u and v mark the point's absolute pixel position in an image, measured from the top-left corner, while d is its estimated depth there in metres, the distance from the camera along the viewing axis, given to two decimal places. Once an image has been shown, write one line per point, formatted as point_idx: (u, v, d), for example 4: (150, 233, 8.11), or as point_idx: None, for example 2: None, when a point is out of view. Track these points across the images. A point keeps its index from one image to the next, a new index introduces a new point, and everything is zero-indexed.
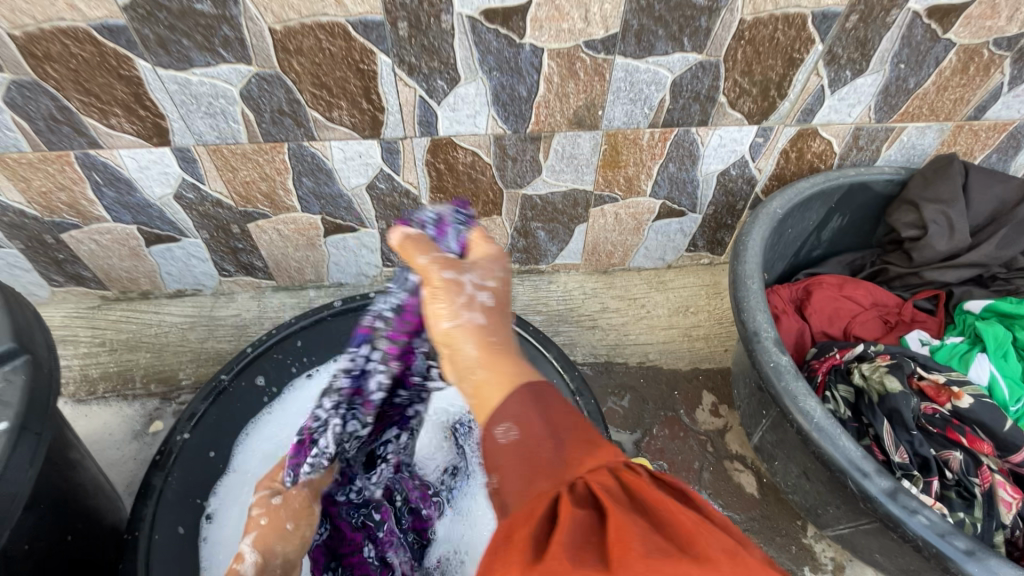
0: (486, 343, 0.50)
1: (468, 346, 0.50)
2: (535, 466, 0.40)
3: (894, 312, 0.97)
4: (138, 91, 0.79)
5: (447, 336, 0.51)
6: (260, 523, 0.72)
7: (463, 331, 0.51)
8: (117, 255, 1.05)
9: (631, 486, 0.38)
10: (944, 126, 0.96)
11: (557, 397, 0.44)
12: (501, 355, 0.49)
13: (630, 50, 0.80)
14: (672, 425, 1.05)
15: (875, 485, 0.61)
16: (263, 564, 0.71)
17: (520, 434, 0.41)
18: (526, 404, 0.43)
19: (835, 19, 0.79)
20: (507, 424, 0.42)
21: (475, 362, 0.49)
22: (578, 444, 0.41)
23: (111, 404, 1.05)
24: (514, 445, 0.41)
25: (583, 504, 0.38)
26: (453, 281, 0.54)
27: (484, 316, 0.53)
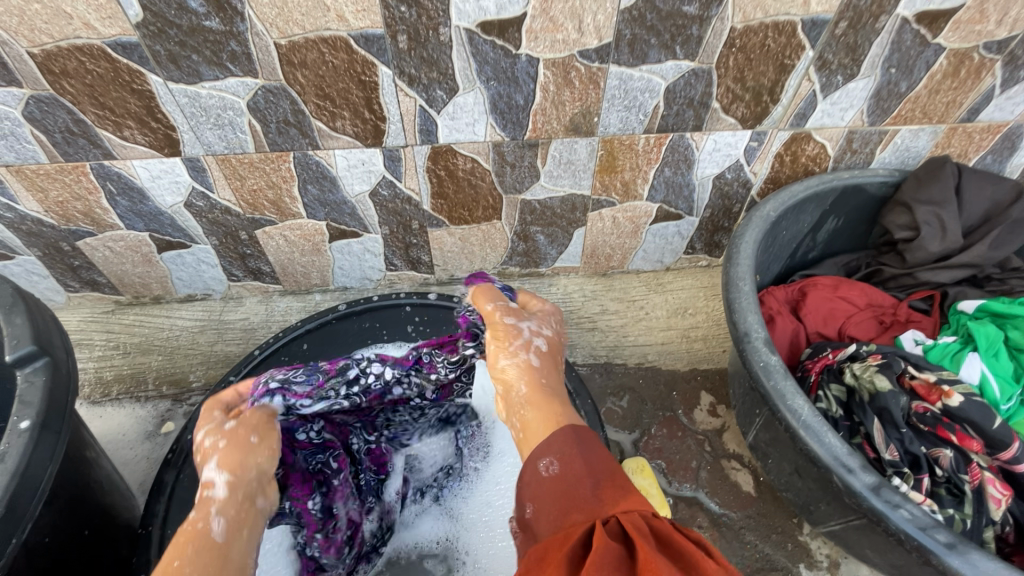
0: (537, 384, 0.58)
1: (521, 385, 0.59)
2: (569, 497, 0.46)
3: (889, 313, 0.98)
4: (150, 104, 0.82)
5: (502, 375, 0.60)
6: (219, 447, 0.62)
7: (517, 370, 0.59)
8: (130, 262, 1.09)
9: (659, 531, 0.41)
10: (937, 128, 0.97)
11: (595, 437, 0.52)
12: (551, 398, 0.57)
13: (623, 58, 0.82)
14: (670, 424, 1.07)
15: (859, 480, 0.63)
16: (235, 485, 0.61)
17: (562, 467, 0.48)
18: (569, 444, 0.50)
19: (825, 26, 0.81)
20: (550, 459, 0.49)
21: (524, 401, 0.57)
22: (612, 486, 0.46)
23: (123, 406, 1.08)
24: (555, 477, 0.48)
25: (613, 536, 0.41)
26: (513, 327, 0.62)
27: (540, 359, 0.61)
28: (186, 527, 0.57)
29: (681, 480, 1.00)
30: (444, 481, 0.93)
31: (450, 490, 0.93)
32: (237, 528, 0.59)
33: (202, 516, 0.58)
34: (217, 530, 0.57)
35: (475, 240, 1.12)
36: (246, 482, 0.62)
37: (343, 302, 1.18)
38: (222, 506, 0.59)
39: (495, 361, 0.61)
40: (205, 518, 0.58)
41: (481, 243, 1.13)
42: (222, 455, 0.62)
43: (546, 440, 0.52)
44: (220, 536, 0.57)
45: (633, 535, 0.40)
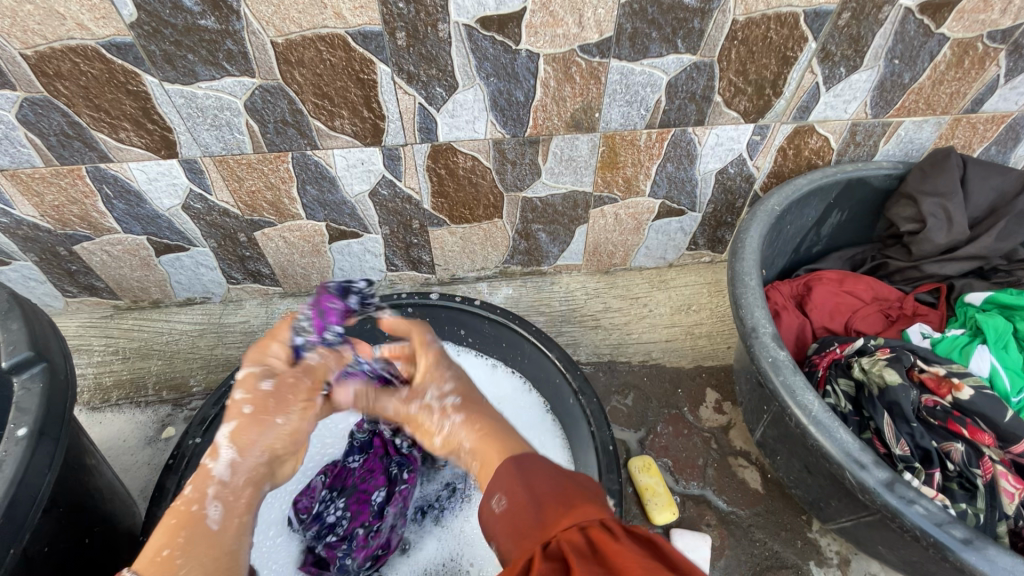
0: (477, 434, 0.66)
1: (467, 443, 0.67)
2: (520, 530, 0.47)
3: (895, 306, 0.97)
4: (146, 105, 0.81)
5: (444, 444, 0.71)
6: (242, 413, 0.65)
7: (455, 433, 0.70)
8: (128, 266, 1.08)
9: (596, 542, 0.42)
10: (941, 119, 0.96)
11: (540, 464, 0.55)
12: (490, 435, 0.65)
13: (624, 53, 0.82)
14: (676, 422, 1.06)
15: (872, 476, 0.61)
16: (240, 457, 0.64)
17: (508, 502, 0.51)
18: (513, 478, 0.53)
19: (828, 17, 0.80)
20: (499, 496, 0.52)
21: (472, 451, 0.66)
22: (554, 507, 0.47)
23: (124, 411, 1.07)
24: (504, 513, 0.50)
25: (551, 557, 0.42)
26: (420, 407, 0.76)
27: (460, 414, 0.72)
28: (182, 507, 0.58)
29: (688, 479, 0.99)
30: (446, 500, 0.94)
31: (450, 511, 0.93)
32: (234, 513, 0.60)
33: (200, 498, 0.59)
34: (213, 516, 0.58)
35: (476, 239, 1.11)
36: (252, 466, 0.64)
37: None
38: (219, 491, 0.60)
39: (434, 441, 0.73)
40: (201, 501, 0.58)
41: (482, 242, 1.12)
42: (239, 425, 0.65)
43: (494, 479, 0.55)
44: (217, 524, 0.58)
45: (569, 555, 0.41)
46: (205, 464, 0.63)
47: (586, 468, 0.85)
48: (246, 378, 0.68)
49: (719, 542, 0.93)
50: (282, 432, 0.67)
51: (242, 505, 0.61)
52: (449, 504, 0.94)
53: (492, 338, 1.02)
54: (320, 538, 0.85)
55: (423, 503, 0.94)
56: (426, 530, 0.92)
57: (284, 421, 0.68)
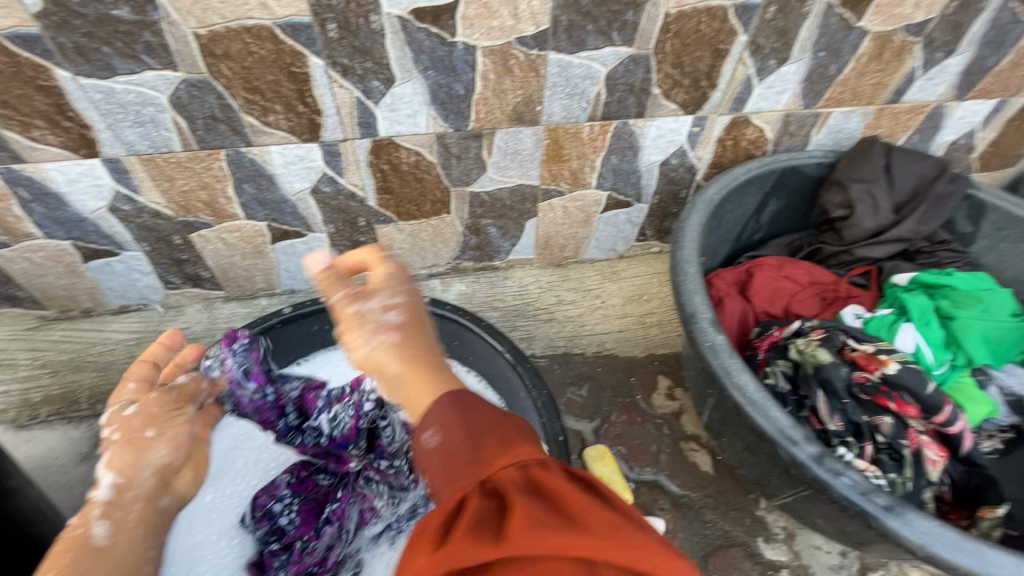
0: (407, 359, 0.52)
1: (388, 362, 0.52)
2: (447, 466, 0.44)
3: (831, 289, 1.01)
4: (60, 102, 0.76)
5: (368, 362, 0.53)
6: (114, 441, 0.74)
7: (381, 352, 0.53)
8: (53, 273, 1.01)
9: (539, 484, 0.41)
10: (867, 109, 1.01)
11: (480, 400, 0.48)
12: (423, 365, 0.52)
13: (562, 45, 0.82)
14: (630, 411, 1.08)
15: (803, 451, 0.64)
16: (122, 483, 0.72)
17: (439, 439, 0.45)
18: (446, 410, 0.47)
19: (755, 10, 0.82)
20: (428, 431, 0.46)
21: (399, 378, 0.52)
22: (491, 443, 0.44)
23: (55, 427, 1.00)
24: (438, 449, 0.45)
25: (489, 496, 0.41)
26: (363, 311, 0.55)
27: (400, 333, 0.54)
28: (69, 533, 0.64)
29: (642, 465, 1.01)
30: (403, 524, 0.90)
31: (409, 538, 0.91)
32: (122, 527, 0.69)
33: (84, 522, 0.66)
34: (100, 532, 0.66)
35: (426, 236, 1.09)
36: (140, 484, 0.74)
37: (290, 305, 1.13)
38: (105, 510, 0.69)
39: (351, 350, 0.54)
40: (86, 523, 0.66)
41: (432, 239, 1.10)
42: (114, 451, 0.74)
43: (425, 415, 0.48)
44: (101, 540, 0.65)
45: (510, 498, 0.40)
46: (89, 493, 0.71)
47: None
48: (110, 415, 0.77)
49: (673, 525, 0.95)
50: (155, 445, 0.76)
51: (132, 519, 0.71)
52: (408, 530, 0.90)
53: (444, 335, 1.01)
54: (267, 541, 0.86)
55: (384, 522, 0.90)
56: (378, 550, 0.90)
57: (154, 433, 0.77)
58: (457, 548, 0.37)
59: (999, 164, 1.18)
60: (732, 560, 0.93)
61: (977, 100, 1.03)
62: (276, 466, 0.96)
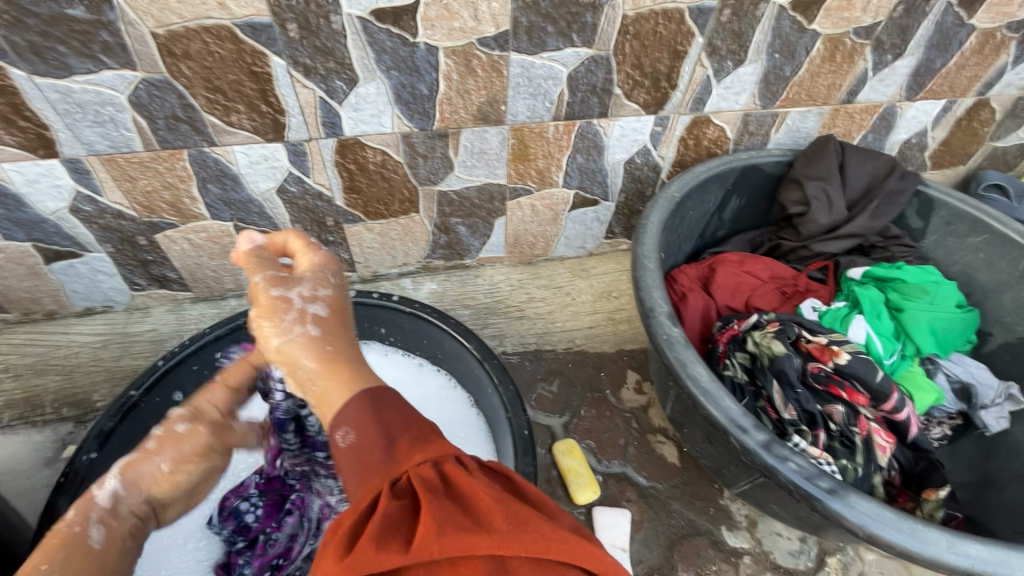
0: (323, 354, 0.53)
1: (305, 358, 0.54)
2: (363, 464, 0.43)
3: (790, 283, 1.05)
4: (15, 101, 0.75)
5: (283, 354, 0.55)
6: (143, 447, 0.71)
7: (296, 347, 0.54)
8: (14, 276, 1.00)
9: (450, 477, 0.40)
10: (822, 109, 1.05)
11: (397, 399, 0.48)
12: (339, 360, 0.53)
13: (523, 46, 0.83)
14: (599, 405, 1.10)
15: (753, 439, 0.66)
16: (124, 494, 0.69)
17: (355, 435, 0.45)
18: (361, 407, 0.47)
19: (710, 13, 0.85)
20: (344, 429, 0.46)
21: (314, 373, 0.53)
22: (408, 440, 0.43)
23: (18, 431, 0.98)
24: (350, 447, 0.44)
25: (401, 495, 0.40)
26: (279, 300, 0.57)
27: (320, 328, 0.56)
28: (62, 529, 0.62)
29: (610, 458, 1.03)
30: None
31: None
32: (114, 537, 0.66)
33: (81, 521, 0.64)
34: (96, 537, 0.63)
35: (395, 235, 1.10)
36: (136, 504, 0.70)
37: None
38: (101, 516, 0.66)
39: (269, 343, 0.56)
40: (82, 524, 0.63)
41: (401, 238, 1.11)
42: (138, 459, 0.70)
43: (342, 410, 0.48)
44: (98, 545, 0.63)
45: (420, 494, 0.39)
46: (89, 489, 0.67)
47: (503, 453, 0.87)
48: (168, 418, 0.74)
49: (639, 515, 0.97)
50: (165, 476, 0.71)
51: (123, 531, 0.67)
52: None
53: (413, 333, 1.02)
54: (232, 539, 0.86)
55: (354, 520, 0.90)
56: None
57: (169, 465, 0.71)
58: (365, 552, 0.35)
59: (949, 162, 1.22)
60: (696, 548, 0.95)
61: (926, 101, 1.07)
62: (244, 469, 0.96)
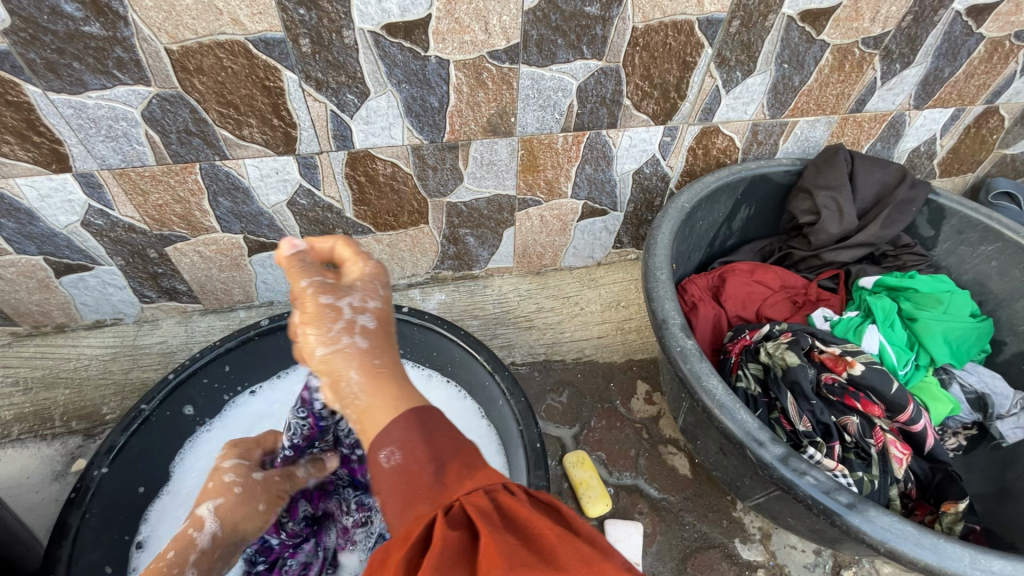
0: (370, 369, 0.51)
1: (351, 373, 0.52)
2: (412, 491, 0.42)
3: (801, 293, 1.04)
4: (29, 117, 0.76)
5: (327, 366, 0.52)
6: (233, 491, 0.75)
7: (344, 358, 0.52)
8: (25, 289, 1.00)
9: (507, 510, 0.39)
10: (831, 118, 1.05)
11: (442, 422, 0.47)
12: (387, 378, 0.51)
13: (533, 59, 0.84)
14: (609, 416, 1.09)
15: (769, 452, 0.65)
16: (220, 534, 0.73)
17: (403, 457, 0.44)
18: (410, 428, 0.46)
19: (720, 24, 0.85)
20: (390, 449, 0.45)
21: (359, 389, 0.51)
22: (456, 467, 0.43)
23: (28, 445, 0.98)
24: (398, 469, 0.43)
25: (455, 524, 0.38)
26: (329, 307, 0.54)
27: (367, 339, 0.54)
28: (162, 567, 0.67)
29: (621, 469, 1.02)
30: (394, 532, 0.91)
31: None
32: None
33: (179, 563, 0.68)
34: None
35: (404, 246, 1.10)
36: (227, 542, 0.74)
37: (268, 317, 1.13)
38: (200, 558, 0.70)
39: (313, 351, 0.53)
40: (182, 566, 0.68)
41: (410, 249, 1.11)
42: (227, 502, 0.74)
43: (386, 430, 0.47)
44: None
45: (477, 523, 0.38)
46: (190, 531, 0.71)
47: (515, 467, 0.86)
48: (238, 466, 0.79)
49: (652, 528, 0.96)
50: (258, 516, 0.76)
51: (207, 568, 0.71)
52: None
53: (423, 344, 1.02)
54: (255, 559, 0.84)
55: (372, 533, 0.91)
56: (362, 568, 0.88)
57: (264, 507, 0.77)
58: None
59: (958, 170, 1.22)
60: (710, 561, 0.94)
61: (935, 109, 1.07)
62: None
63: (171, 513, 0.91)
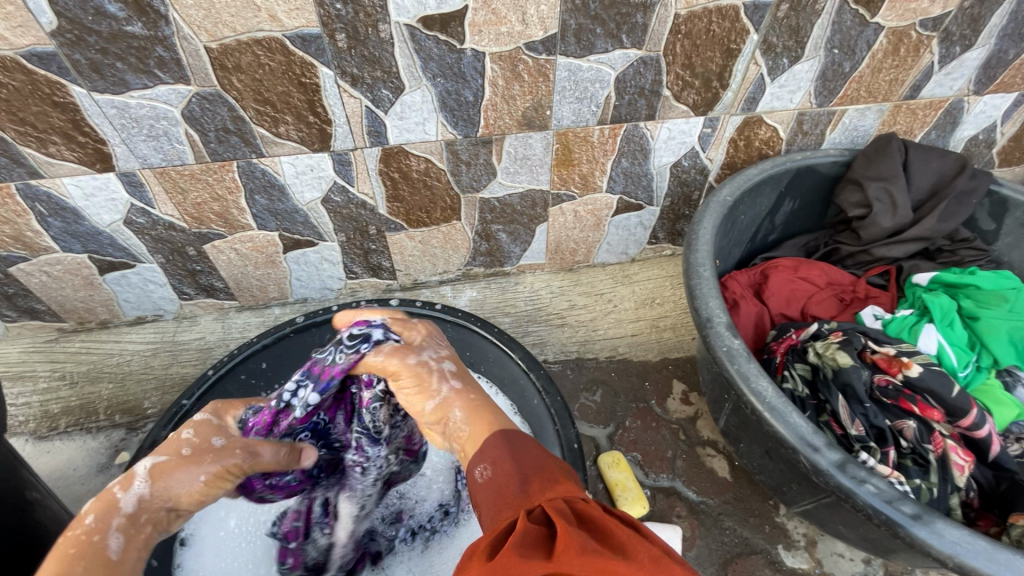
0: (469, 405, 0.60)
1: (456, 412, 0.60)
2: (504, 499, 0.47)
3: (848, 290, 1.00)
4: (75, 117, 0.77)
5: (439, 410, 0.61)
6: (181, 453, 0.64)
7: (446, 402, 0.61)
8: (71, 286, 1.03)
9: (581, 509, 0.43)
10: (883, 106, 0.99)
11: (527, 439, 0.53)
12: (482, 407, 0.60)
13: (571, 49, 0.81)
14: (644, 416, 1.06)
15: (825, 458, 0.62)
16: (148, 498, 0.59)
17: (493, 472, 0.50)
18: (499, 446, 0.52)
19: (767, 9, 0.81)
20: (484, 465, 0.51)
21: (462, 423, 0.59)
22: (540, 479, 0.47)
23: (74, 438, 1.00)
24: (491, 482, 0.49)
25: (537, 520, 0.43)
26: (416, 367, 0.66)
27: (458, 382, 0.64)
28: (79, 537, 0.53)
29: (657, 471, 1.00)
30: (439, 523, 0.90)
31: (441, 536, 0.89)
32: (134, 549, 0.56)
33: (101, 529, 0.54)
34: (114, 548, 0.54)
35: (436, 243, 1.09)
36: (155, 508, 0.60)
37: (302, 314, 1.14)
38: (124, 522, 0.56)
39: (423, 406, 0.62)
40: (103, 532, 0.54)
41: (442, 246, 1.10)
42: (168, 462, 0.62)
43: (478, 451, 0.54)
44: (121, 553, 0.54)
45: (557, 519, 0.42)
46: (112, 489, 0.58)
47: None
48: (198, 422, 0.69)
49: (691, 532, 0.94)
50: (195, 489, 0.62)
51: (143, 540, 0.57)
52: (440, 527, 0.90)
53: (456, 343, 1.01)
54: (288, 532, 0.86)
55: (414, 524, 0.90)
56: (404, 556, 0.88)
57: (206, 479, 0.62)
58: (507, 557, 0.39)
59: (1019, 159, 1.15)
60: (752, 567, 0.91)
61: (996, 94, 1.01)
62: None
63: (213, 520, 0.87)
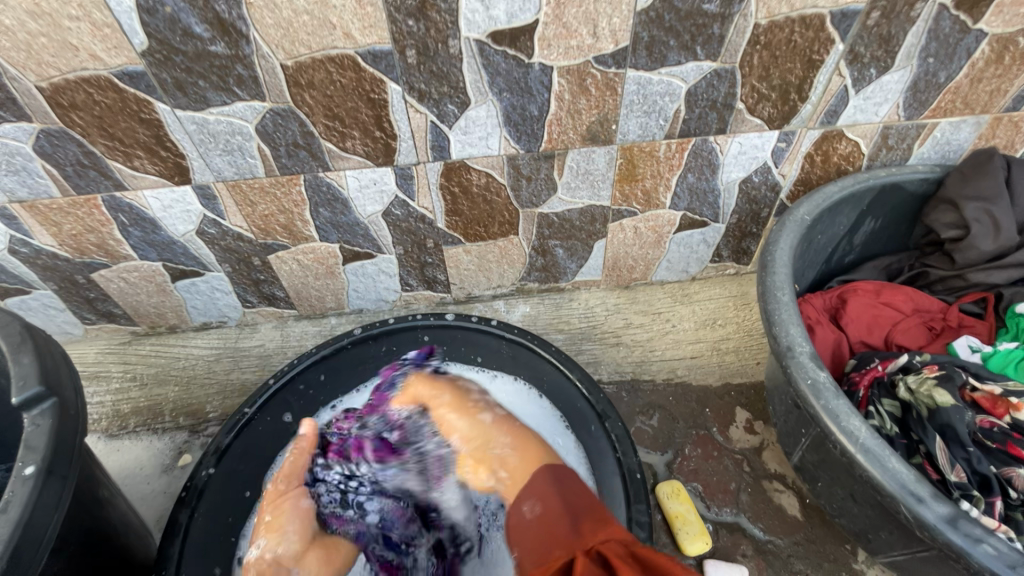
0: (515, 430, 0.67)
1: (501, 445, 0.65)
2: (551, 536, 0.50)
3: (938, 318, 0.92)
4: (159, 133, 0.81)
5: (485, 428, 0.69)
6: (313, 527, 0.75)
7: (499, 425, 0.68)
8: (145, 292, 1.08)
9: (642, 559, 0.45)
10: (980, 119, 0.91)
11: (573, 479, 0.56)
12: (530, 445, 0.65)
13: (641, 62, 0.79)
14: (706, 444, 1.00)
15: (932, 511, 0.57)
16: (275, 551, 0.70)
17: (541, 510, 0.53)
18: (547, 486, 0.56)
19: (855, 16, 0.76)
20: (532, 503, 0.54)
21: (508, 450, 0.64)
22: (588, 522, 0.50)
23: (142, 438, 1.04)
24: (536, 518, 0.52)
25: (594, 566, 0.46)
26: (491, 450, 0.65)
27: (514, 450, 0.64)
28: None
29: (720, 505, 0.93)
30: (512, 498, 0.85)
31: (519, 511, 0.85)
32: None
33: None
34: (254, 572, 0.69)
35: (492, 257, 1.08)
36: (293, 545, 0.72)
37: (358, 325, 1.15)
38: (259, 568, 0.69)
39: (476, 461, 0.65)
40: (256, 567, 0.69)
41: (498, 260, 1.09)
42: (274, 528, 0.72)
43: (528, 488, 0.57)
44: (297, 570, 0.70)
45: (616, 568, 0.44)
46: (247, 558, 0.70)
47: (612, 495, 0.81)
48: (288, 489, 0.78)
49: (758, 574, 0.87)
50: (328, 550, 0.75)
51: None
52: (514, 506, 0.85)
53: (511, 360, 0.99)
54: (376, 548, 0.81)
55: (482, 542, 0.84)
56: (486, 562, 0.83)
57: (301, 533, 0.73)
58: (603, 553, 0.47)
59: None
60: None
61: None
62: None
63: None
